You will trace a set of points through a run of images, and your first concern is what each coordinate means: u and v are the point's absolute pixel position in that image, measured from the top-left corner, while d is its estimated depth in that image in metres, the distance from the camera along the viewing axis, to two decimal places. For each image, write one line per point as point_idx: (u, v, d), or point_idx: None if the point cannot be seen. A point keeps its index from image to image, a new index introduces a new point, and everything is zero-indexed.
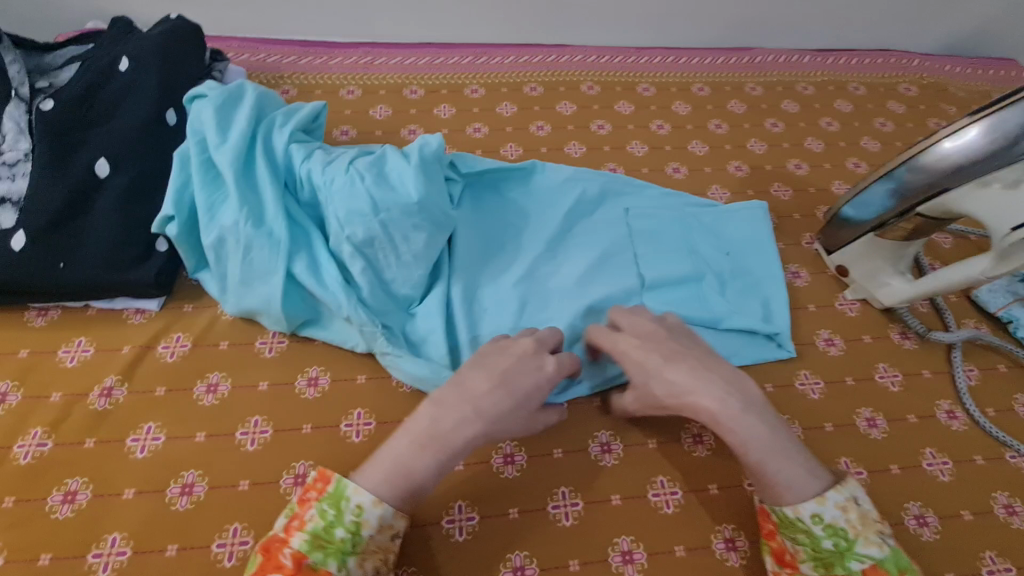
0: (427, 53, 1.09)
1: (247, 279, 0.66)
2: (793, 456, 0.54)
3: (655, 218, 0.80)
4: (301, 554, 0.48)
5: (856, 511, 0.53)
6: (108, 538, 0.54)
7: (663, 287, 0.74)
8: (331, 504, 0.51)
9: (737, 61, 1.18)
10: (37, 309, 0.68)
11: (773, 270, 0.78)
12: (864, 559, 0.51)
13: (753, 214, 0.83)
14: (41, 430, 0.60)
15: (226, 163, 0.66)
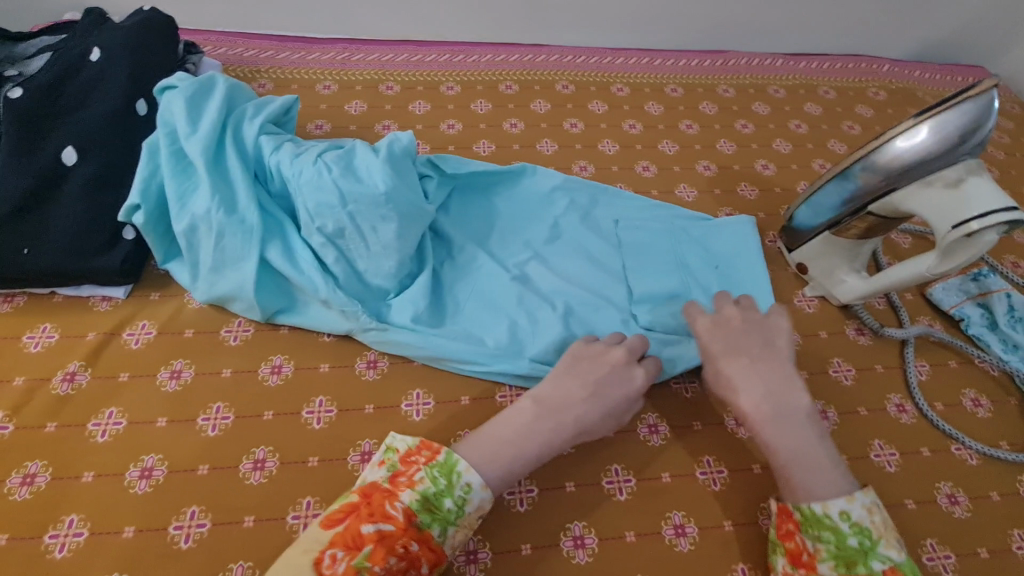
0: (405, 50, 1.11)
1: (221, 266, 0.67)
2: (821, 460, 0.58)
3: (643, 232, 0.86)
4: (412, 513, 0.52)
5: (879, 516, 0.56)
6: (66, 520, 0.55)
7: (651, 299, 0.79)
8: (440, 472, 0.55)
9: (712, 64, 1.20)
10: (2, 296, 0.69)
11: (761, 282, 0.82)
12: (885, 560, 0.54)
13: (742, 229, 0.87)
14: (1, 414, 0.60)
15: (195, 152, 0.67)
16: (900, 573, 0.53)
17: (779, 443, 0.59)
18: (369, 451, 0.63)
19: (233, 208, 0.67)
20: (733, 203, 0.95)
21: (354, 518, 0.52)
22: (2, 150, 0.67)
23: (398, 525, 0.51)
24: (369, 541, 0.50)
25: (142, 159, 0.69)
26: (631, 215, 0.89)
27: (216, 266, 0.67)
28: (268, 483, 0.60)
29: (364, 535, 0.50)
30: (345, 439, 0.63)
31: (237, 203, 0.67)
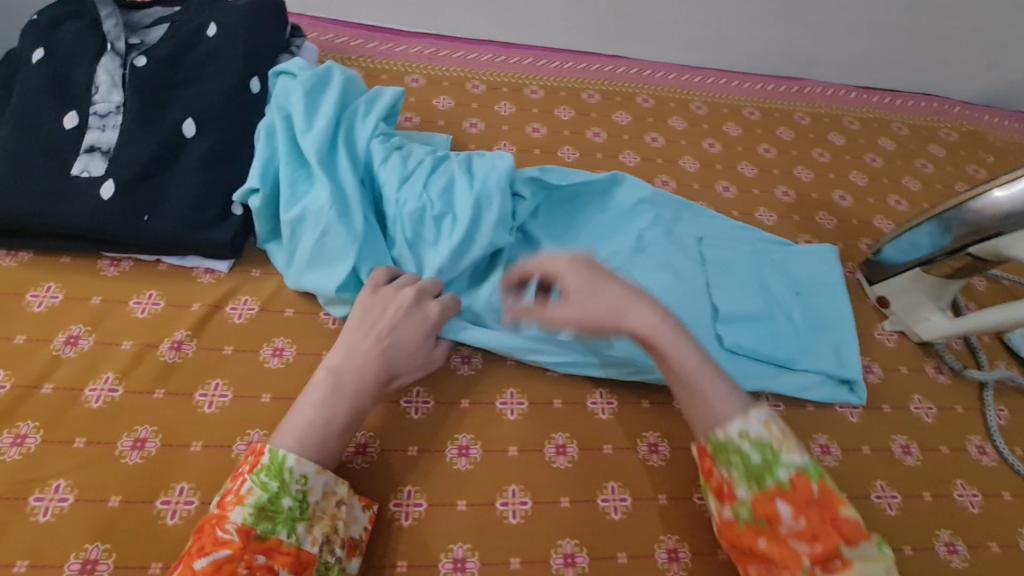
0: (490, 50, 1.11)
1: (319, 254, 0.66)
2: (716, 377, 0.56)
3: (729, 250, 0.86)
4: (249, 527, 0.48)
5: (777, 426, 0.54)
6: (177, 487, 0.56)
7: (738, 318, 0.79)
8: (270, 475, 0.51)
9: (788, 90, 1.20)
10: (109, 259, 0.69)
11: (844, 315, 0.82)
12: (789, 467, 0.52)
13: (825, 257, 0.87)
14: (111, 376, 0.61)
15: (312, 142, 0.68)
16: (807, 476, 0.51)
17: (677, 360, 0.56)
18: (466, 446, 0.63)
19: (341, 198, 0.67)
20: (812, 231, 0.95)
21: (185, 560, 0.46)
22: (127, 117, 0.68)
23: (235, 546, 0.47)
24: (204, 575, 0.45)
25: (259, 142, 0.70)
26: (713, 233, 0.89)
27: (313, 254, 0.66)
28: (370, 468, 0.61)
29: (199, 569, 0.45)
30: (442, 431, 0.64)
31: (344, 195, 0.67)
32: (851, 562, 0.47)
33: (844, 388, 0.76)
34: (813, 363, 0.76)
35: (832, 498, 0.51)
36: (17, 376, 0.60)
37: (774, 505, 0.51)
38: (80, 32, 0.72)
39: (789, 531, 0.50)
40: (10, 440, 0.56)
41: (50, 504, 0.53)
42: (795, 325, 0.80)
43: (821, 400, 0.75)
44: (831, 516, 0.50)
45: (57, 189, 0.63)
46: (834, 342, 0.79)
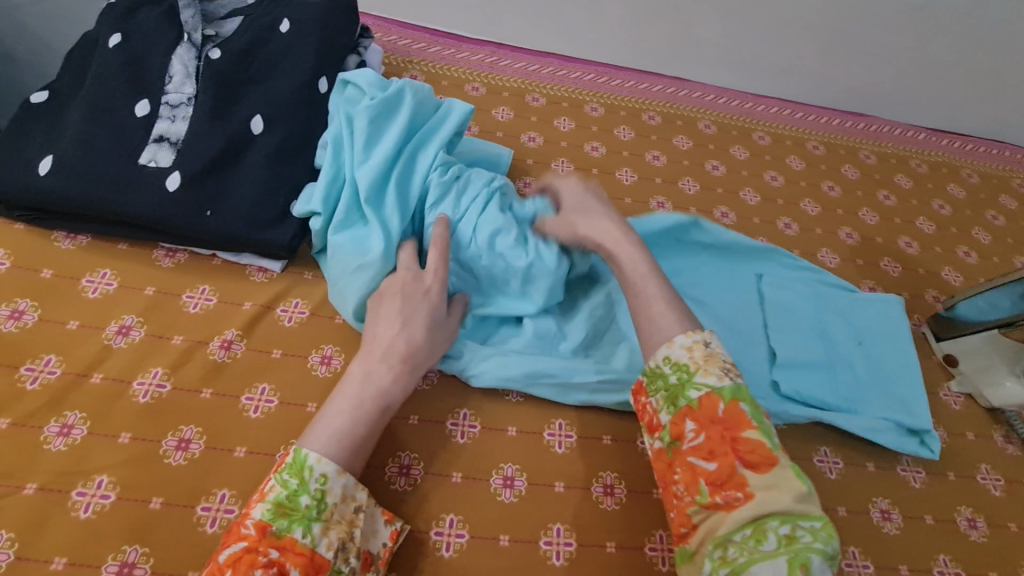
0: (551, 63, 1.09)
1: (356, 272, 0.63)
2: (662, 285, 0.60)
3: (788, 291, 0.81)
4: (265, 523, 0.46)
5: (703, 349, 0.55)
6: (218, 493, 0.54)
7: (798, 366, 0.74)
8: (291, 473, 0.49)
9: (856, 126, 1.15)
10: (165, 250, 0.68)
11: (911, 368, 0.77)
12: (701, 388, 0.53)
13: (890, 307, 0.81)
14: (161, 371, 0.60)
15: (370, 165, 0.65)
16: (716, 397, 0.52)
17: (628, 265, 0.62)
18: (511, 476, 0.61)
19: (389, 227, 0.64)
20: (876, 278, 0.91)
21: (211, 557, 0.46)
22: (197, 109, 0.68)
23: (250, 541, 0.45)
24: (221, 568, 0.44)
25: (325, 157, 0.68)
26: (774, 270, 0.83)
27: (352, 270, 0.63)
28: (412, 491, 0.58)
29: (221, 562, 0.44)
30: (488, 459, 0.61)
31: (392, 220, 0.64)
32: (752, 491, 0.48)
33: (915, 439, 0.72)
34: (877, 417, 0.72)
35: (740, 420, 0.51)
36: (68, 362, 0.59)
37: (685, 426, 0.53)
38: (156, 20, 0.71)
39: (692, 449, 0.52)
40: (57, 429, 0.55)
41: (91, 500, 0.52)
42: (857, 375, 0.75)
43: (890, 449, 0.71)
44: (730, 438, 0.50)
45: (124, 178, 0.63)
46: (898, 397, 0.75)
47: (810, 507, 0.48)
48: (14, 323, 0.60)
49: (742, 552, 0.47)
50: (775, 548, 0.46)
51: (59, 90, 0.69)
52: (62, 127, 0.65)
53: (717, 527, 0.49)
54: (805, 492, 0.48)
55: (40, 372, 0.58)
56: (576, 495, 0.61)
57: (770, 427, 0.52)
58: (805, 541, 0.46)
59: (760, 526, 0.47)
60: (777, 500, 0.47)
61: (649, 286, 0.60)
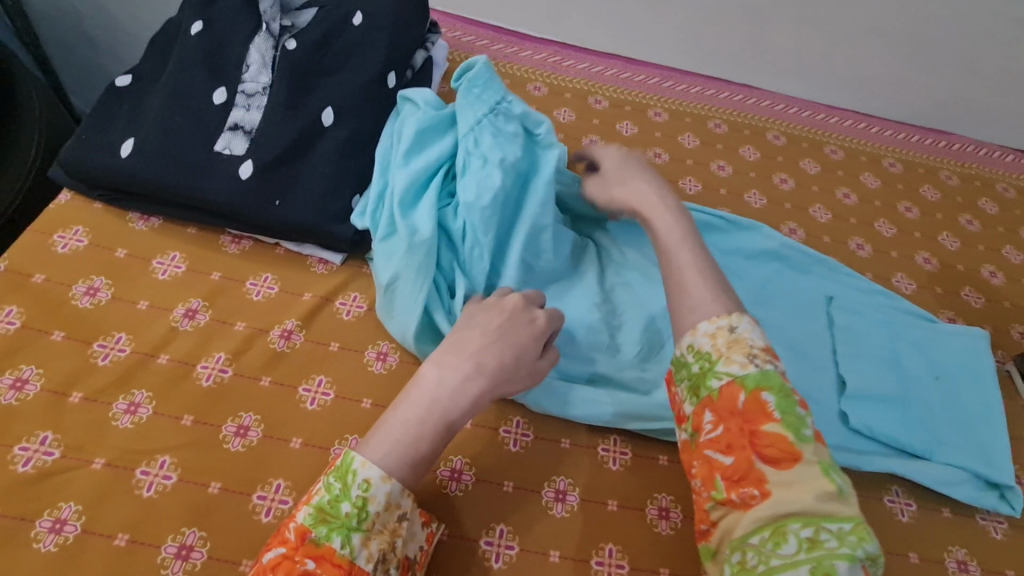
0: (615, 66, 1.06)
1: (393, 287, 0.62)
2: (693, 253, 0.56)
3: (861, 319, 0.76)
4: (305, 529, 0.45)
5: (726, 335, 0.50)
6: (273, 483, 0.54)
7: (867, 398, 0.69)
8: (337, 477, 0.47)
9: (936, 144, 1.08)
10: (231, 236, 0.69)
11: (995, 411, 0.71)
12: (723, 377, 0.48)
13: (974, 342, 0.76)
14: (223, 356, 0.61)
15: (407, 175, 0.64)
16: (738, 387, 0.48)
17: (660, 233, 0.59)
18: (563, 490, 0.59)
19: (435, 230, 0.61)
20: (956, 308, 0.85)
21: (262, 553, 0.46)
22: (272, 100, 0.68)
23: (289, 547, 0.44)
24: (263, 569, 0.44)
25: (387, 160, 0.67)
26: (847, 294, 0.78)
27: (386, 285, 0.62)
28: (464, 497, 0.57)
29: (263, 564, 0.44)
30: (541, 470, 0.60)
31: (417, 227, 0.62)
32: (769, 490, 0.44)
33: (995, 494, 0.67)
34: (955, 459, 0.67)
35: (761, 412, 0.46)
36: (137, 342, 0.60)
37: (705, 417, 0.49)
38: (236, 9, 0.72)
39: (709, 442, 0.48)
40: (124, 407, 0.56)
41: (154, 480, 0.53)
42: (933, 415, 0.70)
43: (965, 501, 0.66)
44: (750, 432, 0.46)
45: (200, 164, 0.64)
46: (979, 440, 0.69)
47: (836, 506, 0.43)
48: (89, 300, 0.62)
49: (760, 559, 0.43)
50: (795, 552, 0.42)
51: (141, 75, 0.70)
52: (144, 112, 0.67)
53: (735, 528, 0.45)
54: (830, 490, 0.43)
55: (111, 349, 0.59)
56: (630, 517, 0.59)
57: (800, 419, 0.46)
58: (828, 546, 0.42)
59: (779, 527, 0.43)
60: (797, 499, 0.43)
61: (682, 252, 0.56)
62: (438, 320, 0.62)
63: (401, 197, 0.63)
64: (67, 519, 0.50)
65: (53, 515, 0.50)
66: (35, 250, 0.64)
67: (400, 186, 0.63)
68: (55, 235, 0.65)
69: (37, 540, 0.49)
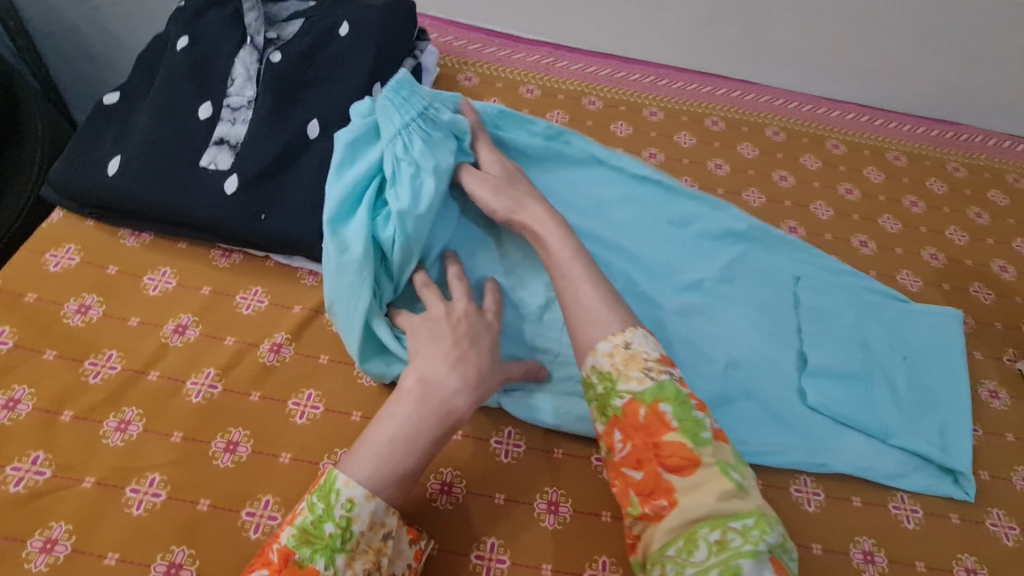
0: (610, 65, 1.05)
1: (333, 311, 0.61)
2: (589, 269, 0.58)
3: (830, 298, 0.76)
4: (289, 550, 0.45)
5: (624, 352, 0.52)
6: (262, 499, 0.54)
7: (827, 376, 0.69)
8: (319, 497, 0.47)
9: (943, 135, 1.05)
10: (221, 250, 0.69)
11: (960, 393, 0.71)
12: (624, 395, 0.51)
13: (945, 322, 0.76)
14: (213, 372, 0.61)
15: (334, 191, 0.63)
16: (638, 403, 0.50)
17: (556, 250, 0.60)
18: (556, 502, 0.58)
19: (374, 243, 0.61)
20: (964, 304, 0.82)
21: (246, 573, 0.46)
22: (257, 113, 0.68)
23: (273, 568, 0.44)
24: None
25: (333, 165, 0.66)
26: (813, 276, 0.79)
27: (328, 309, 0.61)
28: (454, 511, 0.57)
29: None
30: (532, 482, 0.59)
31: (353, 241, 0.61)
32: (677, 499, 0.47)
33: (949, 479, 0.65)
34: (911, 442, 0.66)
35: (660, 425, 0.49)
36: (128, 359, 0.61)
37: (615, 437, 0.51)
38: (221, 23, 0.73)
39: (623, 460, 0.51)
40: (115, 424, 0.57)
41: (144, 498, 0.53)
42: (897, 396, 0.69)
43: (917, 489, 0.64)
44: (653, 446, 0.49)
45: (185, 180, 0.64)
46: (939, 424, 0.68)
47: (739, 505, 0.46)
48: (81, 317, 0.62)
49: (678, 568, 0.45)
50: (705, 556, 0.45)
51: (129, 92, 0.71)
52: (132, 129, 0.67)
53: (653, 540, 0.48)
54: (730, 489, 0.47)
55: (102, 367, 0.60)
56: (625, 527, 0.58)
57: (698, 424, 0.49)
58: (735, 545, 0.45)
59: (691, 534, 0.46)
60: (701, 503, 0.46)
61: (577, 270, 0.58)
62: (381, 336, 0.61)
63: (328, 215, 0.62)
64: (57, 538, 0.50)
65: (45, 534, 0.50)
66: (29, 270, 0.65)
67: (337, 198, 0.62)
68: (48, 254, 0.66)
69: (28, 560, 0.49)
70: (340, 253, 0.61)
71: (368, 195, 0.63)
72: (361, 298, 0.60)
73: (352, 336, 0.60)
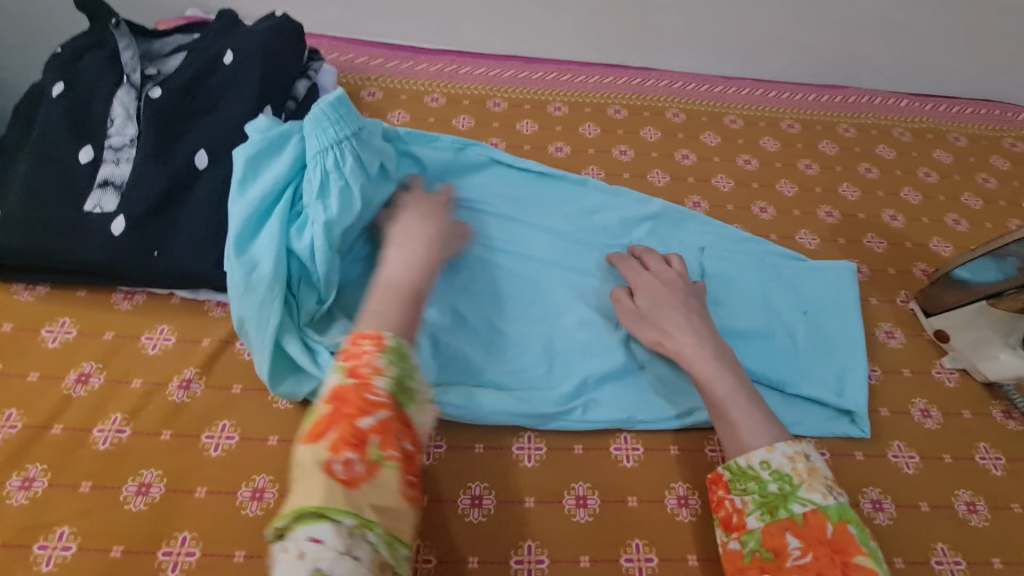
0: (512, 66, 1.07)
1: (243, 329, 0.61)
2: (744, 407, 0.59)
3: (732, 264, 0.79)
4: (393, 396, 0.49)
5: (804, 462, 0.55)
6: (179, 536, 0.54)
7: (729, 338, 0.73)
8: (396, 357, 0.51)
9: (832, 100, 1.11)
10: (123, 293, 0.68)
11: (855, 340, 0.75)
12: (806, 503, 0.53)
13: (840, 275, 0.80)
14: (120, 417, 0.60)
15: (243, 208, 0.63)
16: (823, 516, 0.52)
17: (709, 381, 0.61)
18: (479, 495, 0.60)
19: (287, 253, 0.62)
20: (859, 255, 0.88)
21: (340, 421, 0.46)
22: (140, 151, 0.68)
23: (388, 409, 0.48)
24: (372, 433, 0.47)
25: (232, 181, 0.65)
26: (717, 245, 0.82)
27: (237, 327, 0.61)
28: None
29: (364, 428, 0.46)
30: (456, 479, 0.61)
31: (264, 254, 0.62)
32: None
33: (846, 419, 0.69)
34: (807, 389, 0.70)
35: (851, 544, 0.50)
36: (28, 416, 0.59)
37: (786, 541, 0.52)
38: (99, 65, 0.72)
39: (795, 566, 0.50)
40: (18, 483, 0.55)
41: (53, 553, 0.52)
42: (797, 348, 0.73)
43: (818, 433, 0.68)
44: (841, 561, 0.49)
45: (71, 225, 0.64)
46: (837, 369, 0.72)
47: None
48: None
49: None
50: None
51: (7, 144, 0.69)
52: (11, 180, 0.66)
53: None
54: None
55: (1, 427, 0.58)
56: (548, 510, 0.60)
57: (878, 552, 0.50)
58: None
59: None
60: None
61: (720, 388, 0.60)
62: (292, 350, 0.61)
63: (236, 232, 0.62)
64: None
65: None
66: None
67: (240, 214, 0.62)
68: None
69: None
70: (250, 269, 0.61)
71: (279, 213, 0.63)
72: (270, 315, 0.60)
73: (264, 353, 0.60)
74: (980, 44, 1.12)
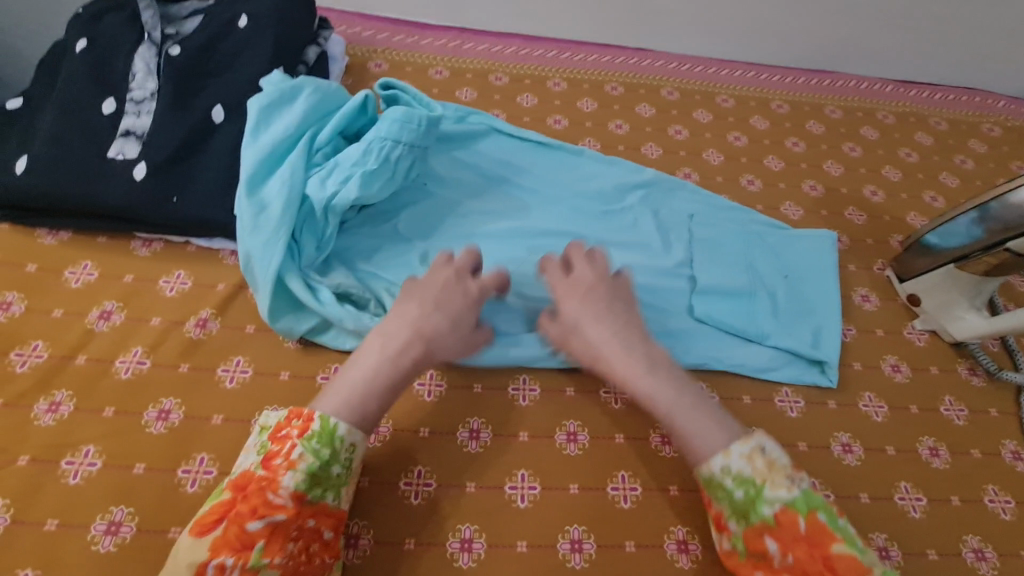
0: (513, 43, 1.11)
1: (248, 266, 0.65)
2: (691, 416, 0.58)
3: (719, 229, 0.84)
4: (301, 493, 0.51)
5: (761, 458, 0.55)
6: (197, 457, 0.58)
7: (712, 294, 0.77)
8: (320, 442, 0.53)
9: (820, 84, 1.16)
10: (142, 240, 0.72)
11: (831, 301, 0.80)
12: (774, 503, 0.53)
13: (820, 243, 0.85)
14: (141, 350, 0.64)
15: (256, 153, 0.67)
16: (793, 512, 0.53)
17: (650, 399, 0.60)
18: (477, 429, 0.64)
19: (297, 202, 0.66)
20: (840, 226, 0.92)
21: (234, 517, 0.49)
22: (160, 104, 0.71)
23: (289, 512, 0.50)
24: (259, 536, 0.49)
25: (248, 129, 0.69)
26: (704, 211, 0.87)
27: (242, 263, 0.65)
28: (382, 447, 0.62)
29: (253, 532, 0.49)
30: (456, 414, 0.65)
31: (275, 199, 0.66)
32: None
33: (817, 369, 0.74)
34: (783, 341, 0.74)
35: (826, 536, 0.52)
36: (54, 347, 0.63)
37: (765, 542, 0.53)
38: (120, 24, 0.75)
39: (784, 567, 0.52)
40: (45, 407, 0.59)
41: (80, 468, 0.56)
42: (777, 306, 0.78)
43: (792, 381, 0.73)
44: (824, 557, 0.51)
45: (94, 171, 0.67)
46: (813, 326, 0.77)
47: None
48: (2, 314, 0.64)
49: None
50: None
51: (32, 96, 0.73)
52: (37, 129, 0.70)
53: None
54: None
55: (29, 356, 0.62)
56: (541, 445, 0.64)
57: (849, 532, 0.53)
58: None
59: None
60: None
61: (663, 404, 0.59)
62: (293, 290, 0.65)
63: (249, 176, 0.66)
64: None
65: None
66: None
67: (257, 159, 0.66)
68: None
69: None
70: (259, 211, 0.65)
71: (292, 161, 0.67)
72: (275, 253, 0.64)
73: (267, 290, 0.64)
74: (963, 33, 1.17)
